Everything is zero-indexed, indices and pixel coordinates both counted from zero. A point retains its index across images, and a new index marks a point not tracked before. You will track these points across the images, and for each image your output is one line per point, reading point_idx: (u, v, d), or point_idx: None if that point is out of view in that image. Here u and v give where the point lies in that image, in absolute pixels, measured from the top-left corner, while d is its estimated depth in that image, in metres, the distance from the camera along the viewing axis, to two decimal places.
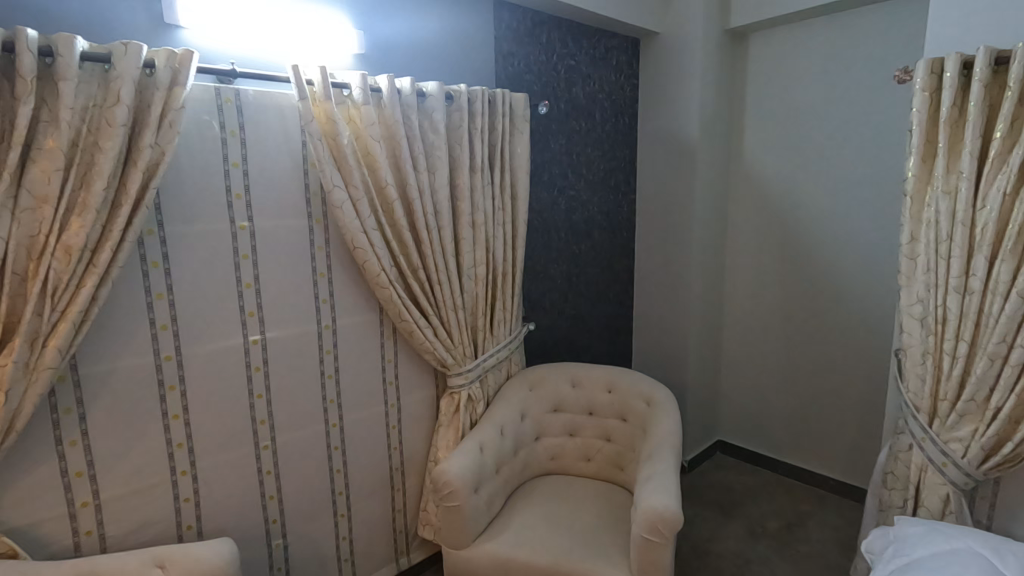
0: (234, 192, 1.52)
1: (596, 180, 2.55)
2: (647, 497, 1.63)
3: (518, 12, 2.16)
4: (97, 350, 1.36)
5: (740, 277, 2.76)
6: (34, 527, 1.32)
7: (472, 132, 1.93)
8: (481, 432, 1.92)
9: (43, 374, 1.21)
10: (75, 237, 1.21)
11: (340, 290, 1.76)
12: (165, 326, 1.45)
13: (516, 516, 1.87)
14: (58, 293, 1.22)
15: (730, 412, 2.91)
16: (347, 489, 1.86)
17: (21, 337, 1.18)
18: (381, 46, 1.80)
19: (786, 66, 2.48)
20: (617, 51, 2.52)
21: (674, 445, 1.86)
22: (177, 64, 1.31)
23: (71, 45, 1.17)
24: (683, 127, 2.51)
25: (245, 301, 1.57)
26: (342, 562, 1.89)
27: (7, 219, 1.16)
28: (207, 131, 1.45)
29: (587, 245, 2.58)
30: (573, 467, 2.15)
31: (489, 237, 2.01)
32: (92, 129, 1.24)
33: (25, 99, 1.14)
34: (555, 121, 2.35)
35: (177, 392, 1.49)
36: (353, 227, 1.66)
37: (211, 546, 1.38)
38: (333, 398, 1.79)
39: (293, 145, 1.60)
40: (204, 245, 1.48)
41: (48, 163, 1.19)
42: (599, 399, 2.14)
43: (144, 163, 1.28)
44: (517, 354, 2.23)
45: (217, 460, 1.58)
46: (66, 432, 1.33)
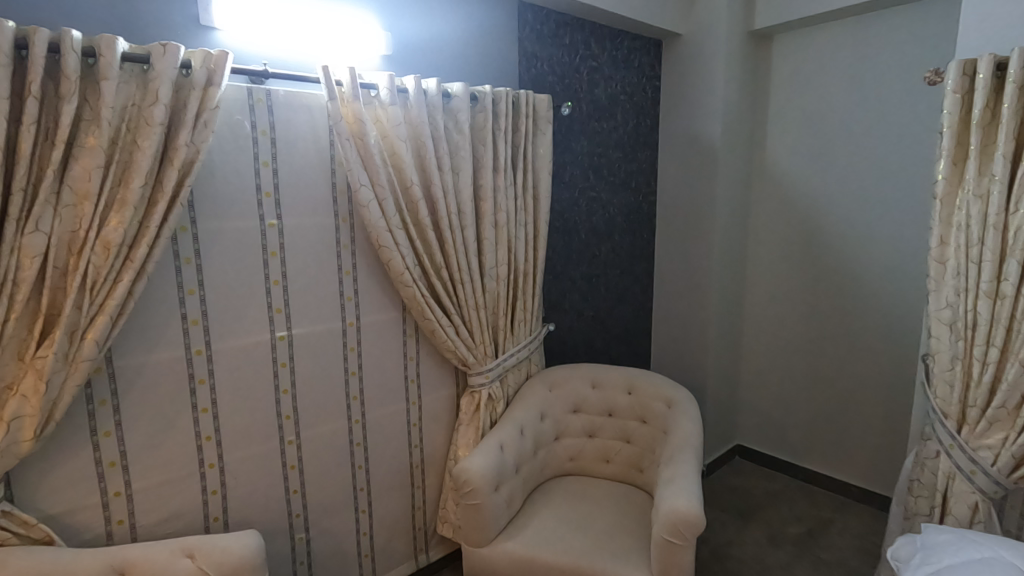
0: (264, 191, 1.55)
1: (616, 181, 2.55)
2: (669, 498, 1.63)
3: (541, 13, 2.17)
4: (130, 343, 1.39)
5: (762, 280, 2.74)
6: (68, 515, 1.35)
7: (496, 132, 1.94)
8: (501, 431, 1.93)
9: (82, 366, 1.24)
10: (114, 232, 1.25)
11: (364, 288, 1.78)
12: (196, 321, 1.48)
13: (535, 516, 1.88)
14: (97, 287, 1.25)
15: (749, 416, 2.89)
16: (368, 485, 1.88)
17: (61, 330, 1.21)
18: (407, 46, 1.82)
19: (811, 68, 2.45)
20: (639, 53, 2.52)
21: (695, 448, 1.85)
22: (213, 64, 1.34)
23: (113, 46, 1.21)
24: (705, 129, 2.50)
25: (272, 298, 1.60)
26: (362, 558, 1.91)
27: (49, 214, 1.20)
28: (239, 130, 1.48)
29: (608, 246, 2.57)
30: (592, 468, 2.15)
31: (511, 237, 2.03)
32: (131, 128, 1.27)
33: (69, 98, 1.17)
34: (577, 123, 2.35)
35: (207, 386, 1.52)
36: (378, 226, 1.68)
37: (239, 538, 1.41)
38: (356, 395, 1.81)
39: (321, 145, 1.63)
40: (235, 241, 1.51)
41: (89, 160, 1.22)
42: (619, 400, 2.14)
43: (179, 161, 1.31)
44: (537, 354, 2.24)
45: (243, 453, 1.61)
46: (101, 423, 1.37)
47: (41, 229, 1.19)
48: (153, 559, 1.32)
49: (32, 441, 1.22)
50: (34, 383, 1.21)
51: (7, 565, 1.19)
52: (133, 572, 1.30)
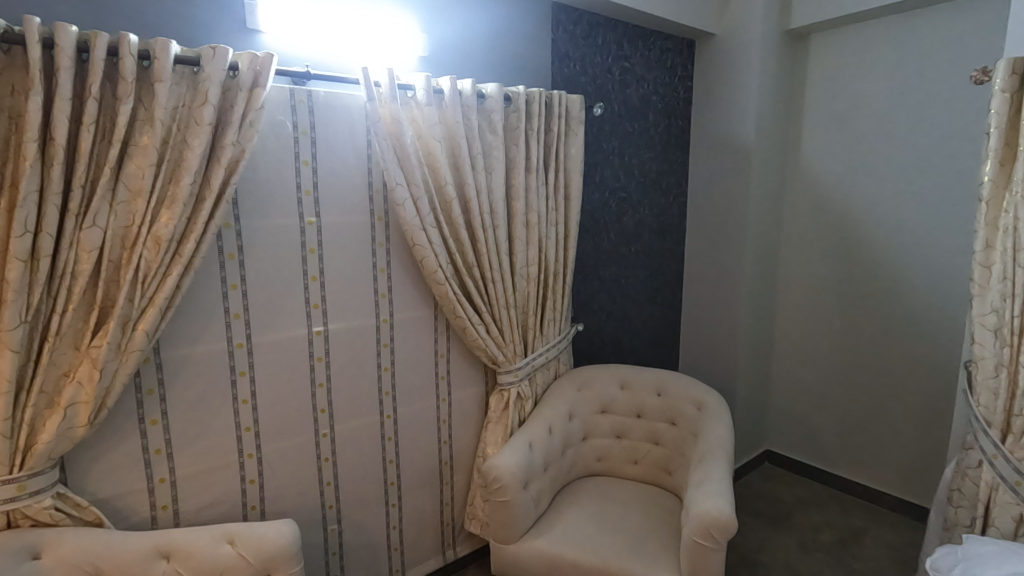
0: (304, 189, 1.59)
1: (647, 182, 2.54)
2: (700, 501, 1.62)
3: (574, 14, 2.18)
4: (176, 335, 1.44)
5: (794, 283, 2.69)
6: (117, 498, 1.41)
7: (529, 133, 1.96)
8: (530, 429, 1.94)
9: (132, 356, 1.29)
10: (165, 228, 1.30)
11: (398, 285, 1.81)
12: (238, 315, 1.52)
13: (564, 515, 1.88)
14: (148, 280, 1.31)
15: (780, 421, 2.84)
16: (398, 479, 1.91)
17: (114, 321, 1.27)
18: (443, 48, 1.85)
19: (849, 67, 2.40)
20: (671, 53, 2.50)
21: (726, 452, 1.83)
22: (259, 67, 1.38)
23: (167, 49, 1.26)
24: (739, 129, 2.47)
25: (310, 294, 1.64)
26: (391, 551, 1.94)
27: (106, 210, 1.26)
28: (282, 131, 1.53)
29: (637, 247, 2.56)
30: (620, 469, 2.14)
31: (542, 237, 2.04)
32: (181, 128, 1.33)
33: (126, 98, 1.22)
34: (609, 123, 2.35)
35: (247, 377, 1.57)
36: (413, 224, 1.71)
37: (276, 526, 1.45)
38: (388, 390, 1.84)
39: (359, 145, 1.67)
40: (276, 238, 1.56)
41: (142, 159, 1.27)
42: (648, 402, 2.13)
43: (226, 159, 1.36)
44: (565, 354, 2.25)
45: (280, 445, 1.65)
46: (148, 411, 1.42)
47: (97, 224, 1.24)
48: (196, 544, 1.36)
49: (86, 427, 1.27)
50: (89, 371, 1.27)
51: (62, 543, 1.25)
52: (177, 556, 1.35)
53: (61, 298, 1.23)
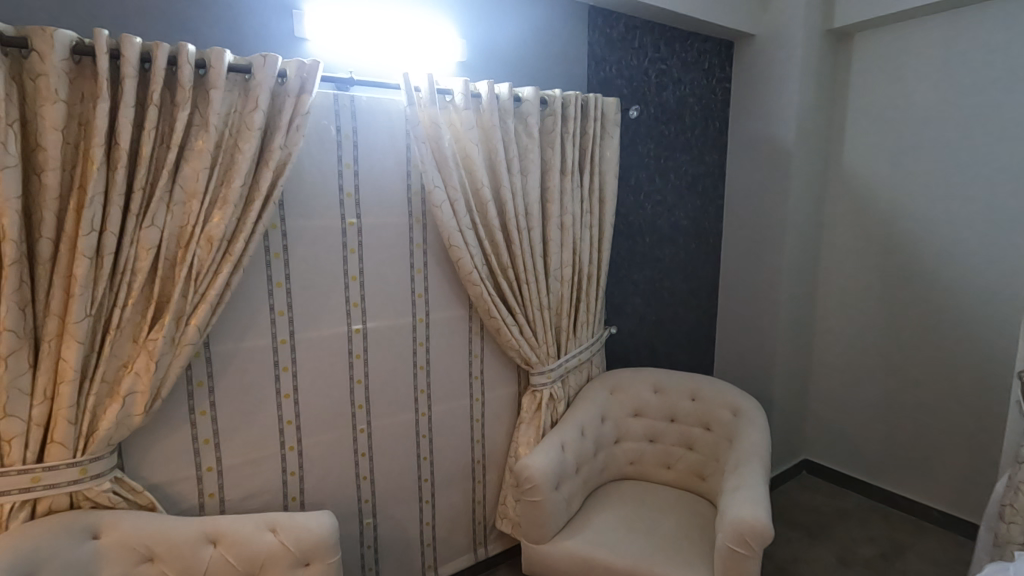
0: (346, 192, 1.64)
1: (683, 185, 2.52)
2: (735, 507, 1.59)
3: (611, 17, 2.19)
4: (225, 330, 1.51)
5: (836, 288, 2.62)
6: (169, 485, 1.49)
7: (564, 136, 1.98)
8: (562, 430, 1.95)
9: (185, 349, 1.36)
10: (217, 227, 1.37)
11: (434, 285, 1.85)
12: (282, 312, 1.58)
13: (595, 517, 1.88)
14: (200, 277, 1.37)
15: (819, 430, 2.77)
16: (432, 476, 1.95)
17: (169, 315, 1.34)
18: (481, 53, 1.88)
19: (895, 65, 2.33)
20: (709, 55, 2.48)
21: (762, 458, 1.80)
22: (306, 73, 1.44)
23: (222, 58, 1.32)
24: (779, 131, 2.43)
25: (350, 292, 1.69)
26: (425, 546, 1.97)
27: (163, 210, 1.33)
28: (326, 135, 1.58)
29: (673, 250, 2.54)
30: (652, 473, 2.13)
31: (576, 239, 2.05)
32: (232, 133, 1.39)
33: (183, 104, 1.29)
34: (644, 126, 2.35)
35: (290, 373, 1.62)
36: (449, 226, 1.74)
37: (316, 517, 1.50)
38: (423, 389, 1.88)
39: (399, 148, 1.71)
40: (318, 238, 1.61)
41: (198, 162, 1.34)
42: (681, 406, 2.11)
43: (274, 162, 1.42)
44: (598, 357, 2.25)
45: (320, 439, 1.71)
46: (198, 403, 1.49)
47: (156, 224, 1.32)
48: (241, 532, 1.42)
49: (142, 416, 1.35)
50: (146, 363, 1.34)
51: (119, 525, 1.32)
52: (224, 541, 1.40)
53: (121, 293, 1.30)
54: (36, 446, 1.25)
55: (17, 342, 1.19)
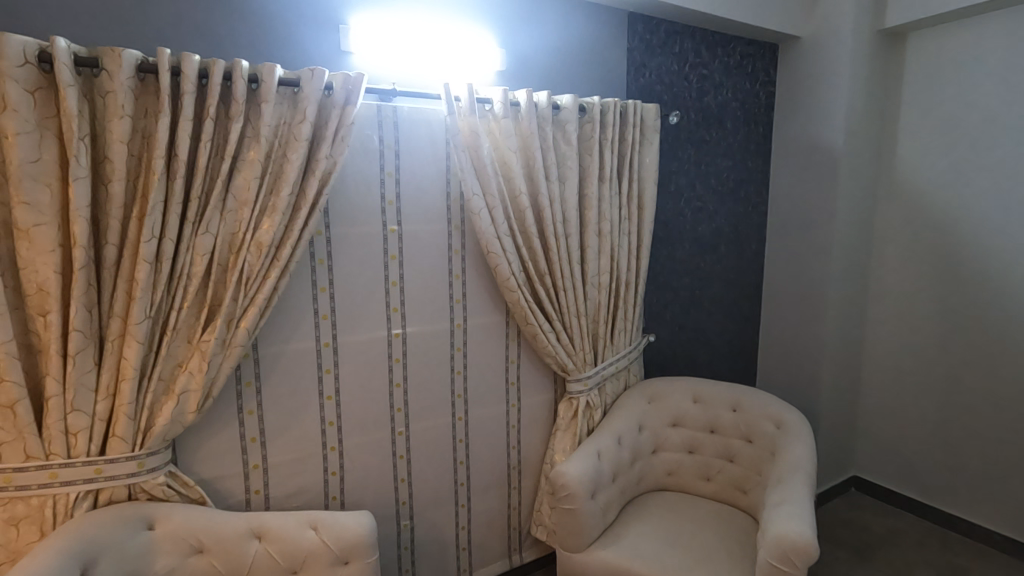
0: (387, 199, 1.68)
1: (725, 191, 2.47)
2: (778, 523, 1.55)
3: (651, 23, 2.17)
4: (272, 333, 1.57)
5: (887, 298, 2.51)
6: (219, 480, 1.55)
7: (603, 143, 1.98)
8: (599, 438, 1.93)
9: (235, 351, 1.43)
10: (266, 234, 1.43)
11: (472, 291, 1.87)
12: (325, 316, 1.63)
13: (632, 527, 1.85)
14: (250, 282, 1.44)
15: (869, 445, 2.66)
16: (468, 480, 1.96)
17: (221, 318, 1.41)
18: (520, 62, 1.91)
19: (952, 65, 2.23)
20: (753, 59, 2.44)
21: (808, 473, 1.74)
22: (351, 86, 1.49)
23: (273, 72, 1.38)
24: (827, 135, 2.35)
25: (390, 298, 1.73)
26: (460, 550, 1.99)
27: (217, 218, 1.40)
28: (369, 145, 1.63)
29: (714, 257, 2.50)
30: (691, 485, 2.09)
31: (614, 246, 2.05)
32: (281, 144, 1.45)
33: (236, 117, 1.36)
34: (684, 132, 2.32)
35: (332, 375, 1.67)
36: (487, 233, 1.76)
37: (356, 517, 1.53)
38: (460, 394, 1.90)
39: (439, 157, 1.75)
40: (361, 245, 1.66)
41: (249, 171, 1.41)
42: (722, 417, 2.07)
43: (320, 171, 1.48)
44: (635, 365, 2.23)
45: (360, 441, 1.75)
46: (246, 402, 1.55)
47: (210, 231, 1.39)
48: (284, 528, 1.47)
49: (195, 413, 1.41)
50: (199, 363, 1.41)
51: (172, 517, 1.38)
52: (268, 537, 1.45)
53: (178, 297, 1.37)
54: (99, 439, 1.33)
55: (84, 341, 1.27)
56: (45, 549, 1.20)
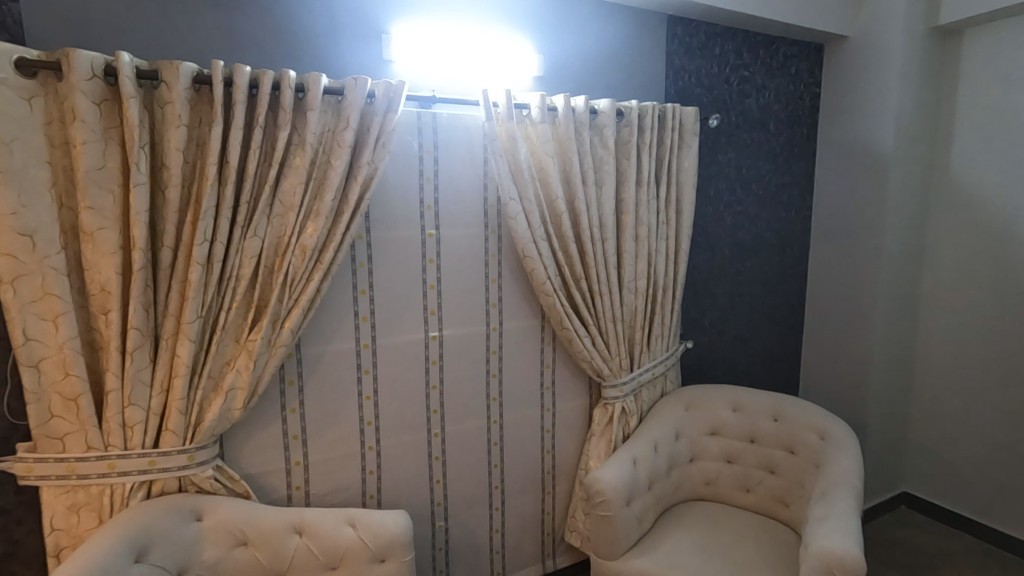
0: (426, 204, 1.72)
1: (766, 195, 2.42)
2: (822, 537, 1.49)
3: (691, 25, 2.15)
4: (315, 335, 1.61)
5: (941, 306, 2.40)
6: (262, 476, 1.60)
7: (641, 147, 1.97)
8: (634, 445, 1.91)
9: (279, 350, 1.48)
10: (310, 238, 1.48)
11: (508, 295, 1.89)
12: (365, 317, 1.67)
13: (668, 537, 1.82)
14: (295, 283, 1.49)
15: (921, 461, 2.53)
16: (502, 484, 1.97)
17: (267, 318, 1.46)
18: (558, 67, 1.91)
19: (1010, 62, 2.12)
20: (796, 59, 2.38)
21: (854, 486, 1.68)
22: (392, 93, 1.53)
23: (318, 81, 1.43)
24: (875, 137, 2.27)
25: (427, 301, 1.76)
26: (494, 553, 2.00)
27: (265, 222, 1.45)
28: (409, 151, 1.67)
29: (754, 263, 2.44)
30: (730, 496, 2.04)
31: (652, 250, 2.03)
32: (325, 150, 1.50)
33: (284, 125, 1.41)
34: (725, 135, 2.28)
35: (371, 376, 1.71)
36: (524, 237, 1.77)
37: (392, 516, 1.56)
38: (495, 397, 1.91)
39: (476, 162, 1.77)
40: (400, 249, 1.69)
41: (295, 177, 1.46)
42: (763, 426, 2.01)
43: (362, 177, 1.52)
44: (672, 371, 2.20)
45: (397, 441, 1.78)
46: (289, 400, 1.60)
47: (258, 235, 1.44)
48: (324, 524, 1.51)
49: (241, 410, 1.47)
50: (246, 361, 1.46)
51: (219, 510, 1.44)
52: (308, 532, 1.49)
53: (227, 297, 1.43)
54: (153, 433, 1.39)
55: (141, 339, 1.34)
56: (103, 535, 1.26)
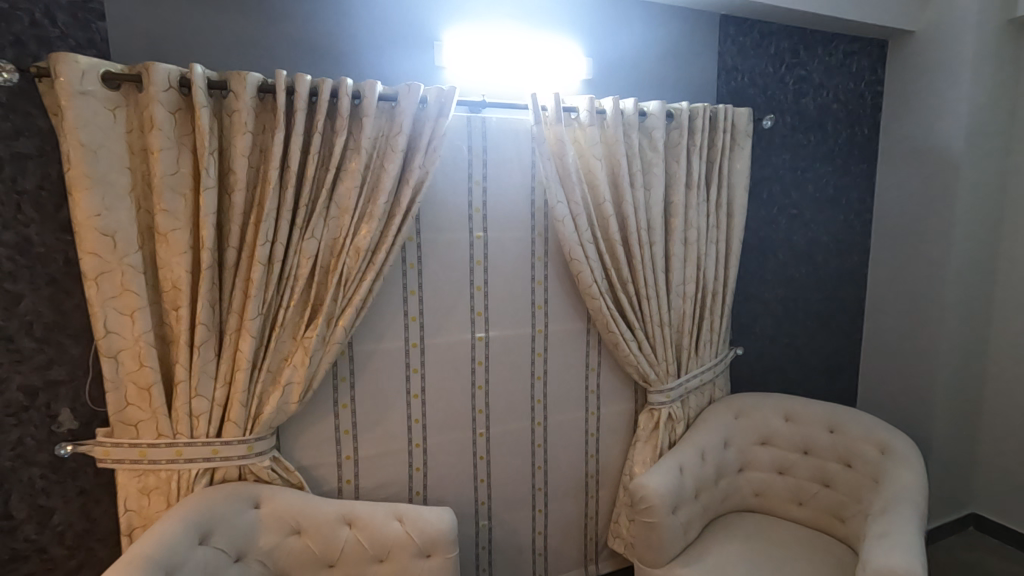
0: (475, 207, 1.75)
1: (823, 198, 2.33)
2: (880, 555, 1.43)
3: (745, 24, 2.10)
4: (366, 333, 1.67)
5: (1016, 316, 2.25)
6: (315, 468, 1.66)
7: (691, 149, 1.94)
8: (681, 452, 1.88)
9: (333, 347, 1.53)
10: (364, 239, 1.53)
11: (554, 297, 1.89)
12: (414, 317, 1.72)
13: (715, 548, 1.78)
14: (349, 283, 1.54)
15: (993, 481, 2.38)
16: (546, 486, 1.97)
17: (322, 316, 1.52)
18: (607, 70, 1.91)
19: None
20: (857, 57, 2.29)
21: (917, 504, 1.59)
22: (444, 99, 1.56)
23: (374, 88, 1.48)
24: (943, 136, 2.16)
25: (475, 302, 1.79)
26: (536, 555, 2.00)
27: (322, 224, 1.51)
28: (459, 155, 1.70)
29: (810, 268, 2.35)
30: (781, 508, 1.97)
31: (701, 254, 1.99)
32: (379, 154, 1.55)
33: (341, 131, 1.47)
34: (779, 136, 2.21)
35: (419, 374, 1.75)
36: (570, 239, 1.78)
37: (438, 513, 1.59)
38: (540, 399, 1.92)
39: (525, 166, 1.79)
40: (448, 250, 1.73)
41: (350, 181, 1.51)
42: (817, 438, 1.94)
43: (413, 181, 1.56)
44: (721, 378, 2.15)
45: (443, 439, 1.81)
46: (341, 396, 1.66)
47: (315, 236, 1.50)
48: (373, 518, 1.55)
49: (296, 404, 1.53)
50: (302, 357, 1.52)
51: (275, 499, 1.50)
52: (358, 525, 1.54)
53: (286, 296, 1.50)
54: (216, 423, 1.47)
55: (207, 334, 1.42)
56: (170, 517, 1.34)
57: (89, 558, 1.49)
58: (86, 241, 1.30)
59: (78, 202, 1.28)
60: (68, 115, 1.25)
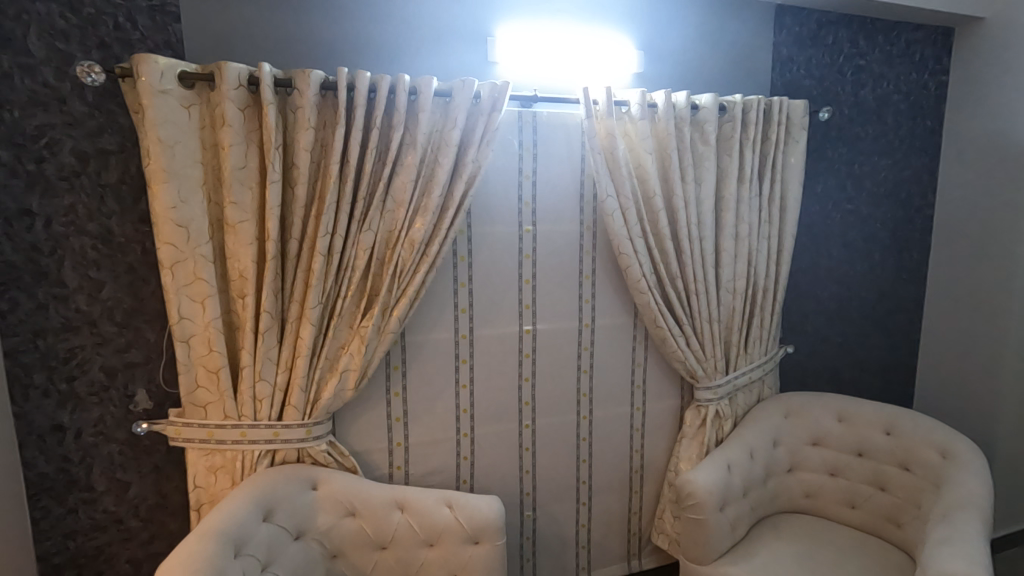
0: (524, 201, 1.76)
1: (881, 193, 2.25)
2: (941, 561, 1.39)
3: (801, 15, 2.05)
4: (418, 324, 1.71)
5: None
6: (367, 454, 1.72)
7: (744, 142, 1.90)
8: (729, 450, 1.86)
9: (388, 337, 1.58)
10: (418, 232, 1.57)
11: (601, 292, 1.90)
12: (464, 310, 1.75)
13: (764, 547, 1.76)
14: (403, 275, 1.58)
15: None
16: (590, 480, 1.98)
17: (378, 307, 1.57)
18: (658, 63, 1.90)
19: None
20: (921, 45, 2.19)
21: (981, 510, 1.53)
22: (497, 94, 1.58)
23: (429, 84, 1.51)
24: (1014, 128, 2.05)
25: (523, 295, 1.81)
26: (579, 548, 2.01)
27: (378, 216, 1.55)
28: (509, 149, 1.72)
29: (866, 264, 2.28)
30: (833, 511, 1.92)
31: (752, 250, 1.96)
32: (433, 148, 1.58)
33: (398, 126, 1.51)
34: (836, 128, 2.15)
35: (468, 365, 1.78)
36: (619, 234, 1.77)
37: (486, 502, 1.62)
38: (585, 392, 1.93)
39: (574, 159, 1.80)
40: (497, 244, 1.75)
41: (405, 175, 1.55)
42: (873, 439, 1.89)
43: (466, 175, 1.59)
44: (770, 377, 2.11)
45: (490, 430, 1.84)
46: (393, 384, 1.71)
47: (372, 229, 1.55)
48: (424, 503, 1.59)
49: (352, 391, 1.59)
50: (358, 345, 1.58)
51: (332, 481, 1.56)
52: (409, 509, 1.58)
53: (344, 286, 1.55)
54: (278, 406, 1.54)
55: (271, 321, 1.49)
56: (237, 494, 1.41)
57: (160, 531, 1.59)
58: (163, 232, 1.37)
59: (156, 194, 1.36)
60: (149, 112, 1.33)
